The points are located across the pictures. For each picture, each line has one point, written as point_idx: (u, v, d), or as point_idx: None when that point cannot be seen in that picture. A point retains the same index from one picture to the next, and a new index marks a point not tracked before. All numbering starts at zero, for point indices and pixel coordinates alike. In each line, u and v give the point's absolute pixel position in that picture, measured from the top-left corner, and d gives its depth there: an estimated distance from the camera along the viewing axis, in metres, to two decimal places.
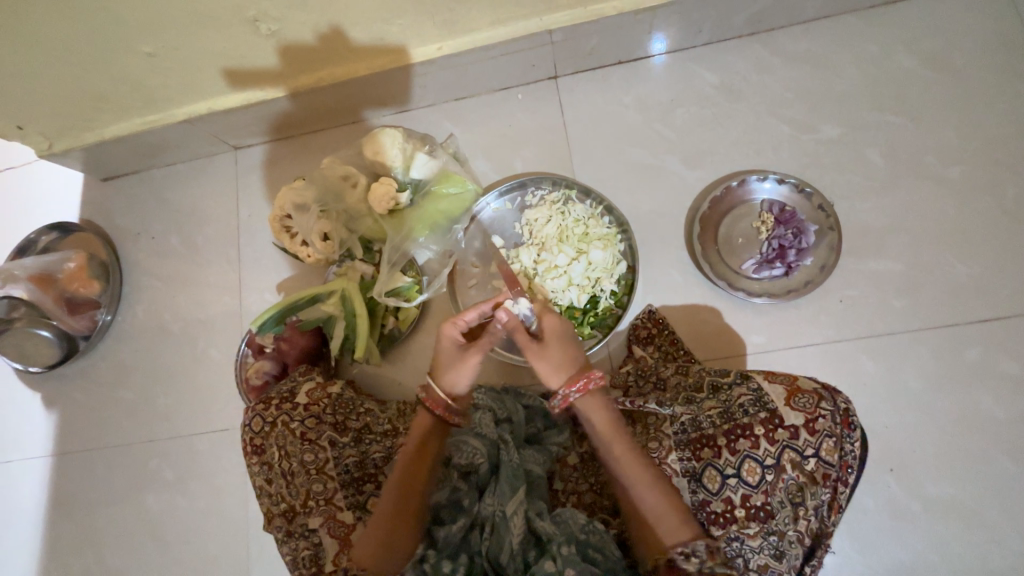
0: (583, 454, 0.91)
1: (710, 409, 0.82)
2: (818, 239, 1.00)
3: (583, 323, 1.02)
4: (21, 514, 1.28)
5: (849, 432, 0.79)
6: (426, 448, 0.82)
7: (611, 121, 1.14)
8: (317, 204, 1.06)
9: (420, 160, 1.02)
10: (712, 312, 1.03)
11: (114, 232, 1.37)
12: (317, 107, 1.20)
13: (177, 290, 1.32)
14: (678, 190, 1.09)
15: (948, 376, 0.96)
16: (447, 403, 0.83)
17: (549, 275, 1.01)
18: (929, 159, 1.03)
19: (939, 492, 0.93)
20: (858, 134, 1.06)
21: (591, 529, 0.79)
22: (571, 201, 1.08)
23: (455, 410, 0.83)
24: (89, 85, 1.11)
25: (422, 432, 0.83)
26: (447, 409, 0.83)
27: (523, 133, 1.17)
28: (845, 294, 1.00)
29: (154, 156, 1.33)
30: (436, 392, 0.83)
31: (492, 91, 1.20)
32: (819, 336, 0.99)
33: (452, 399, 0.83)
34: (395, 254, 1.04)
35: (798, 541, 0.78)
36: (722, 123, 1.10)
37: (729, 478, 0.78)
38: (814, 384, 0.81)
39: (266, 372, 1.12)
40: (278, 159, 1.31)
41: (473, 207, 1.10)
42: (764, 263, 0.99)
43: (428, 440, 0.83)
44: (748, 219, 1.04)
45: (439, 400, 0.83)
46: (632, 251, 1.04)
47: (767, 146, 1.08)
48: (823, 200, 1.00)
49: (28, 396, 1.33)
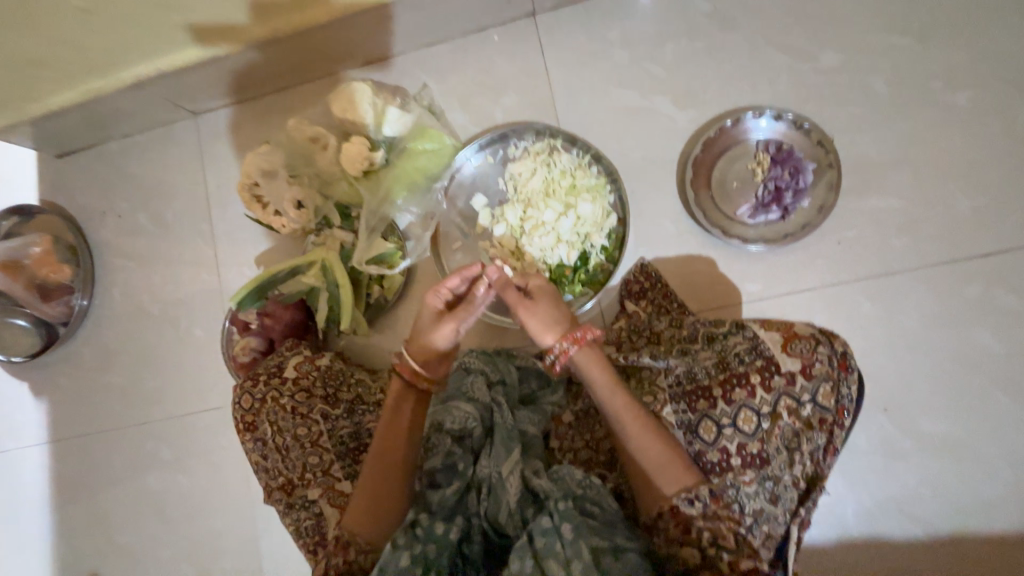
0: (578, 411, 0.91)
1: (705, 360, 0.81)
2: (817, 178, 0.95)
3: (574, 281, 0.98)
4: (26, 499, 1.29)
5: (846, 376, 0.78)
6: (403, 415, 0.80)
7: (596, 60, 1.05)
8: (286, 169, 1.00)
9: (393, 115, 0.97)
10: (704, 262, 0.99)
11: (78, 212, 1.30)
12: (277, 62, 1.10)
13: (152, 269, 1.27)
14: (669, 133, 1.02)
15: (947, 314, 0.94)
16: (417, 370, 0.80)
17: (536, 233, 0.97)
18: (937, 85, 0.96)
19: (932, 427, 0.94)
20: (862, 62, 0.98)
21: (588, 483, 0.79)
22: (556, 151, 1.01)
23: (426, 377, 0.80)
24: (22, 50, 1.00)
25: (396, 400, 0.81)
26: (418, 376, 0.80)
27: (502, 79, 1.08)
28: (844, 235, 0.97)
29: (108, 127, 1.24)
30: (408, 358, 0.80)
31: (466, 34, 1.10)
32: (816, 281, 0.97)
33: (423, 366, 0.81)
34: (374, 218, 1.00)
35: (793, 484, 0.77)
36: (716, 57, 1.01)
37: (725, 428, 0.77)
38: (810, 329, 0.80)
39: (253, 349, 1.09)
40: (241, 123, 1.22)
41: (452, 163, 1.04)
42: (759, 208, 0.94)
43: (404, 408, 0.81)
44: (743, 160, 0.98)
45: (411, 365, 0.80)
46: (623, 203, 0.99)
47: (765, 80, 1.00)
48: (823, 135, 0.94)
49: (15, 385, 1.30)
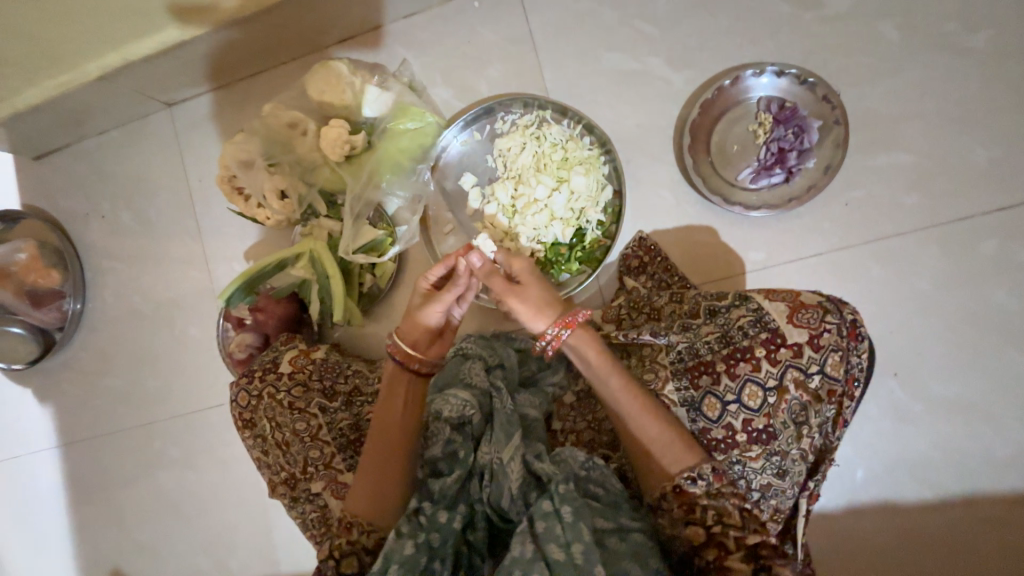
0: (579, 392, 0.89)
1: (708, 335, 0.77)
2: (822, 137, 0.90)
3: (570, 259, 0.95)
4: (42, 503, 1.31)
5: (856, 344, 0.75)
6: (397, 398, 0.81)
7: (583, 22, 0.99)
8: (264, 158, 0.96)
9: (372, 94, 0.93)
10: (705, 232, 0.95)
11: (62, 215, 1.26)
12: (247, 44, 1.04)
13: (142, 270, 1.24)
14: (664, 96, 0.96)
15: (961, 273, 0.90)
16: (407, 351, 0.80)
17: (529, 211, 0.92)
18: (951, 27, 0.90)
19: (945, 391, 0.91)
20: (869, 6, 0.91)
21: (592, 465, 0.77)
22: (546, 123, 0.96)
23: (416, 358, 0.80)
24: None
25: (389, 383, 0.82)
26: (408, 357, 0.80)
27: (485, 49, 1.02)
28: (851, 196, 0.92)
29: (81, 125, 1.19)
30: (399, 341, 0.80)
31: (444, 2, 1.03)
32: (823, 246, 0.93)
33: (414, 348, 0.81)
34: (359, 204, 0.96)
35: (802, 458, 0.75)
36: (711, 10, 0.95)
37: (729, 404, 0.75)
38: (818, 297, 0.76)
39: (249, 345, 1.07)
40: (217, 112, 1.17)
41: (436, 143, 0.99)
42: (762, 171, 0.89)
43: (398, 391, 0.81)
44: (744, 122, 0.93)
45: (401, 347, 0.80)
46: (618, 174, 0.94)
47: (765, 33, 0.93)
48: (829, 89, 0.88)
49: (19, 392, 1.30)
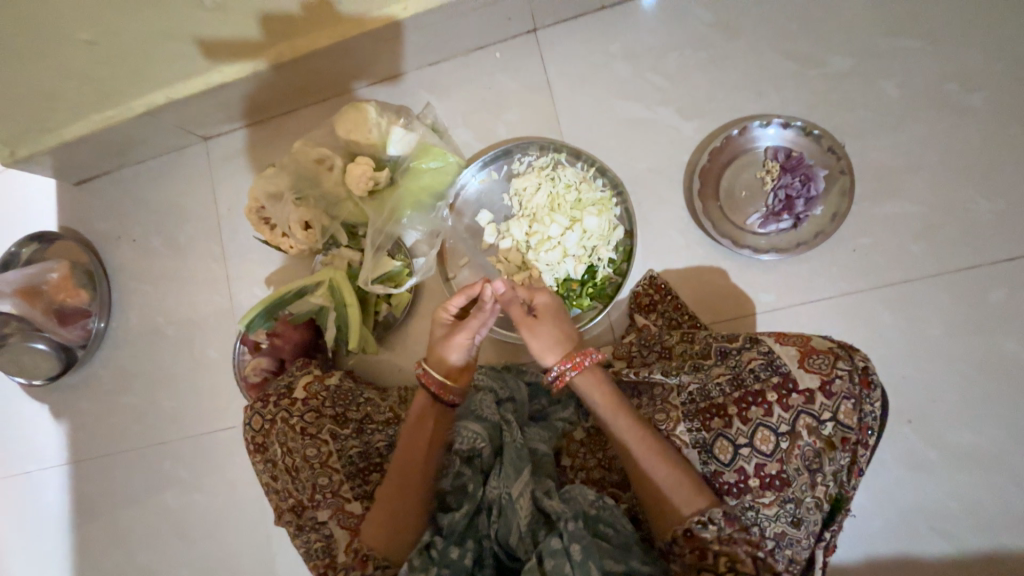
0: (589, 428, 0.88)
1: (719, 377, 0.77)
2: (829, 185, 0.93)
3: (582, 295, 0.97)
4: (46, 520, 1.31)
5: (868, 392, 0.75)
6: (423, 428, 0.81)
7: (598, 73, 1.05)
8: (291, 192, 1.00)
9: (396, 135, 0.97)
10: (715, 273, 0.97)
11: (95, 238, 1.33)
12: (284, 86, 1.11)
13: (167, 292, 1.29)
14: (674, 143, 1.01)
15: (971, 321, 0.91)
16: (441, 382, 0.81)
17: (542, 248, 0.95)
18: (949, 86, 0.94)
19: (959, 440, 0.90)
20: (870, 65, 0.96)
21: (601, 504, 0.77)
22: (561, 165, 1.01)
23: (450, 388, 0.81)
24: (36, 84, 1.03)
25: (418, 412, 0.81)
26: (442, 388, 0.81)
27: (505, 95, 1.09)
28: (859, 242, 0.94)
29: (122, 155, 1.27)
30: (431, 371, 0.81)
31: (468, 52, 1.10)
32: (831, 289, 0.94)
33: (446, 378, 0.82)
34: (379, 237, 0.99)
35: (816, 507, 0.74)
36: (719, 65, 1.00)
37: (742, 448, 0.74)
38: (828, 343, 0.77)
39: (264, 368, 1.10)
40: (250, 147, 1.24)
41: (455, 181, 1.04)
42: (770, 217, 0.92)
43: (424, 421, 0.81)
44: (751, 169, 0.97)
45: (434, 378, 0.81)
46: (630, 215, 0.98)
47: (770, 87, 0.99)
48: (833, 141, 0.92)
49: (36, 408, 1.33)
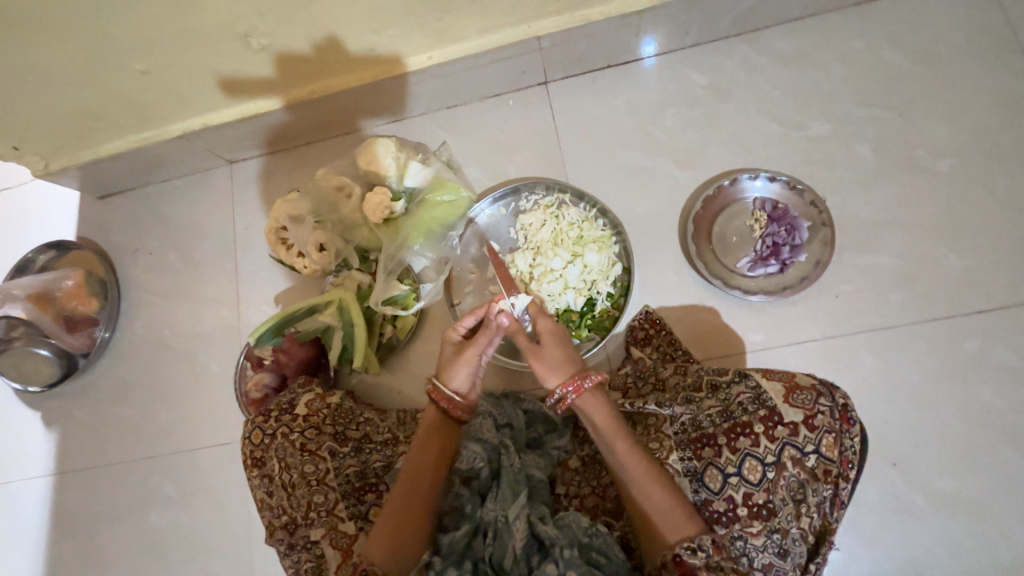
0: (585, 457, 0.91)
1: (710, 408, 0.81)
2: (812, 235, 1.00)
3: (580, 326, 1.02)
4: (22, 533, 1.28)
5: (848, 427, 0.78)
6: (432, 442, 0.84)
7: (602, 124, 1.15)
8: (312, 215, 1.06)
9: (414, 168, 1.04)
10: (708, 311, 1.03)
11: (112, 249, 1.37)
12: (311, 119, 1.20)
13: (177, 305, 1.32)
14: (671, 190, 1.09)
15: (949, 369, 0.96)
16: (451, 398, 0.85)
17: (545, 279, 1.00)
18: (920, 152, 1.04)
19: (943, 485, 0.92)
20: (848, 130, 1.06)
21: (594, 531, 0.78)
22: (565, 205, 1.08)
23: (460, 405, 0.85)
24: (81, 105, 1.11)
25: (429, 428, 0.85)
26: (451, 404, 0.85)
27: (516, 138, 1.18)
28: (841, 289, 1.00)
29: (149, 173, 1.34)
30: (443, 388, 0.85)
31: (484, 98, 1.21)
32: (817, 332, 0.99)
33: (456, 394, 0.86)
34: (391, 262, 1.05)
35: (802, 538, 0.76)
36: (712, 123, 1.10)
37: (730, 476, 0.78)
38: (812, 379, 0.81)
39: (265, 385, 1.12)
40: (271, 171, 1.31)
41: (467, 213, 1.10)
42: (758, 261, 0.99)
43: (434, 435, 0.85)
44: (742, 217, 1.04)
45: (444, 394, 0.85)
46: (628, 253, 1.04)
47: (759, 145, 1.08)
48: (815, 196, 1.01)
49: (29, 415, 1.32)
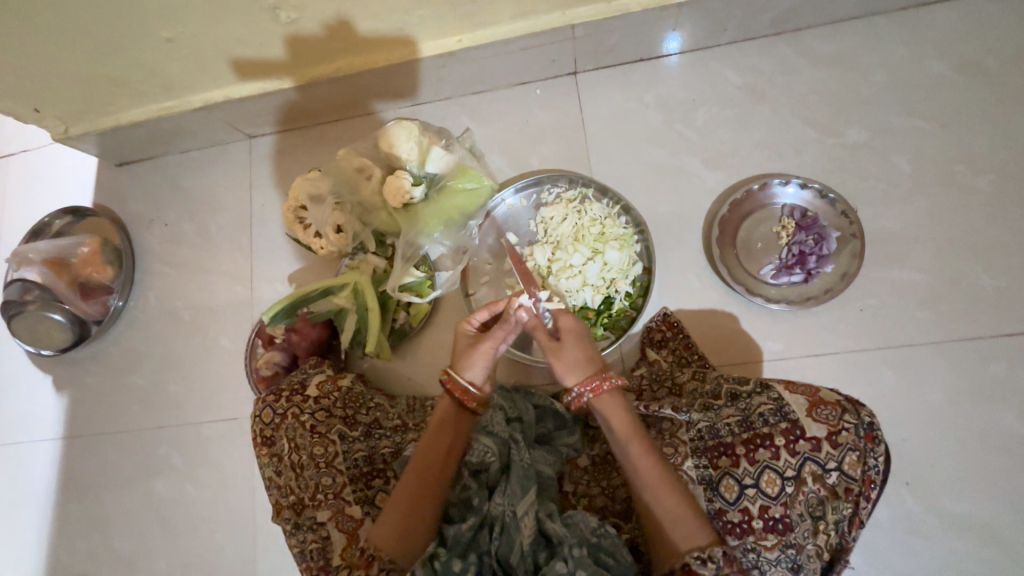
0: (594, 457, 0.91)
1: (728, 418, 0.81)
2: (840, 246, 0.98)
3: (596, 323, 1.01)
4: (29, 493, 1.30)
5: (873, 447, 0.77)
6: (445, 431, 0.83)
7: (630, 119, 1.12)
8: (331, 196, 1.04)
9: (436, 154, 1.01)
10: (727, 316, 1.01)
11: (128, 218, 1.37)
12: (334, 97, 1.18)
13: (190, 277, 1.32)
14: (698, 191, 1.07)
15: (971, 391, 0.94)
16: (466, 389, 0.83)
17: (563, 274, 0.98)
18: (958, 167, 1.01)
19: (954, 506, 0.91)
20: (885, 140, 1.03)
21: (602, 532, 0.78)
22: (588, 200, 1.06)
23: (473, 396, 0.83)
24: (105, 71, 1.09)
25: (441, 417, 0.84)
26: (466, 394, 0.83)
27: (541, 129, 1.16)
28: (866, 302, 0.98)
29: (168, 143, 1.32)
30: (459, 378, 0.83)
31: (511, 86, 1.18)
32: (838, 345, 0.98)
33: (470, 386, 0.83)
34: (409, 248, 1.03)
35: (816, 555, 0.77)
36: (744, 124, 1.08)
37: (747, 488, 0.77)
38: (837, 396, 0.80)
39: (276, 363, 1.12)
40: (291, 148, 1.30)
41: (488, 202, 1.09)
42: (783, 270, 0.97)
43: (447, 424, 0.83)
44: (769, 223, 1.02)
45: (460, 384, 0.83)
46: (649, 253, 1.03)
47: (792, 150, 1.05)
48: (847, 206, 0.98)
49: (39, 378, 1.34)
